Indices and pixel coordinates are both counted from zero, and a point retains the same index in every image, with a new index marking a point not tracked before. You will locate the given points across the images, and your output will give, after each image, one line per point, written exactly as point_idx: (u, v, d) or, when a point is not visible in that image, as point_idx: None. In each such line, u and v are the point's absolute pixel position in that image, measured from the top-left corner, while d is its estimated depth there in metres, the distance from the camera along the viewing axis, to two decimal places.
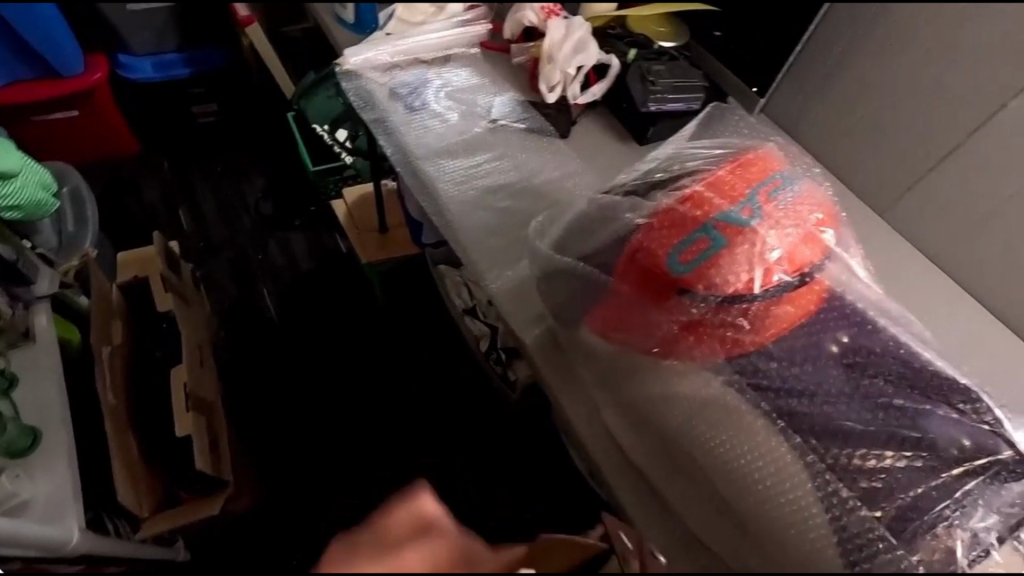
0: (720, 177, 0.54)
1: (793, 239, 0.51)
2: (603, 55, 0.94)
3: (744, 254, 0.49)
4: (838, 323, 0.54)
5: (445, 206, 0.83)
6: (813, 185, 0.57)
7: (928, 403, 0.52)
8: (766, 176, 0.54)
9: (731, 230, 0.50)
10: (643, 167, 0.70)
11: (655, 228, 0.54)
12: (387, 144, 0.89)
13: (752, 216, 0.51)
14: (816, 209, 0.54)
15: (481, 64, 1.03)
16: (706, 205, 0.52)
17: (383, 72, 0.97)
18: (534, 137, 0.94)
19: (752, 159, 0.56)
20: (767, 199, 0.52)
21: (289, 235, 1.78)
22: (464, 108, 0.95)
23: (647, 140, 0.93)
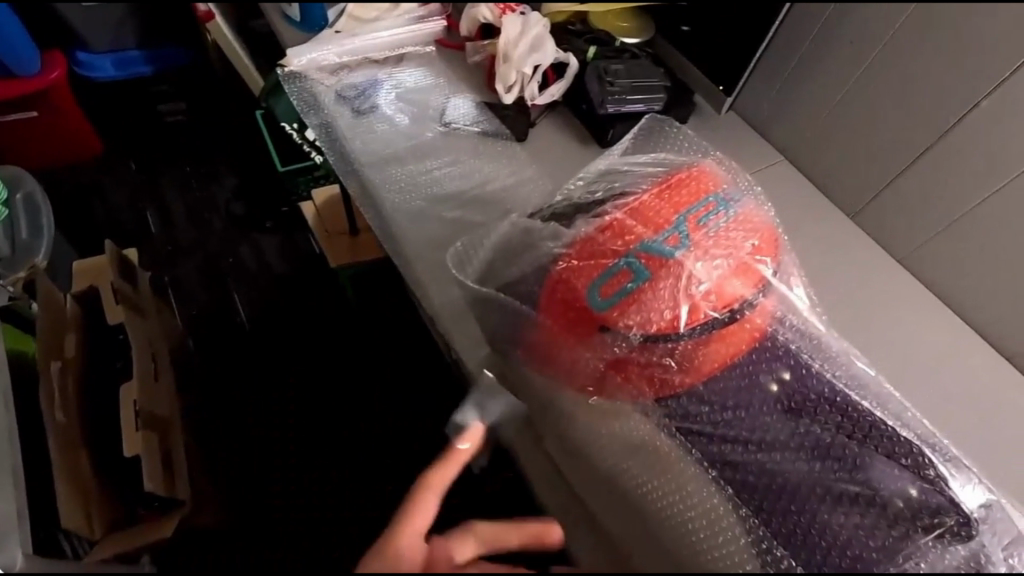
0: (645, 203, 0.54)
1: (722, 273, 0.50)
2: (561, 53, 0.89)
3: (665, 288, 0.50)
4: (772, 362, 0.52)
5: (389, 218, 0.79)
6: (756, 207, 0.56)
7: (868, 451, 0.49)
8: (699, 200, 0.53)
9: (654, 262, 0.50)
10: (583, 183, 0.66)
11: (576, 258, 0.54)
12: (330, 151, 0.85)
13: (679, 246, 0.51)
14: (753, 236, 0.53)
15: (436, 63, 0.98)
16: (628, 234, 0.52)
17: (330, 73, 0.92)
18: (489, 142, 0.89)
19: (683, 181, 0.55)
20: (696, 227, 0.51)
21: (260, 237, 1.69)
22: (415, 111, 0.90)
23: (607, 143, 0.87)
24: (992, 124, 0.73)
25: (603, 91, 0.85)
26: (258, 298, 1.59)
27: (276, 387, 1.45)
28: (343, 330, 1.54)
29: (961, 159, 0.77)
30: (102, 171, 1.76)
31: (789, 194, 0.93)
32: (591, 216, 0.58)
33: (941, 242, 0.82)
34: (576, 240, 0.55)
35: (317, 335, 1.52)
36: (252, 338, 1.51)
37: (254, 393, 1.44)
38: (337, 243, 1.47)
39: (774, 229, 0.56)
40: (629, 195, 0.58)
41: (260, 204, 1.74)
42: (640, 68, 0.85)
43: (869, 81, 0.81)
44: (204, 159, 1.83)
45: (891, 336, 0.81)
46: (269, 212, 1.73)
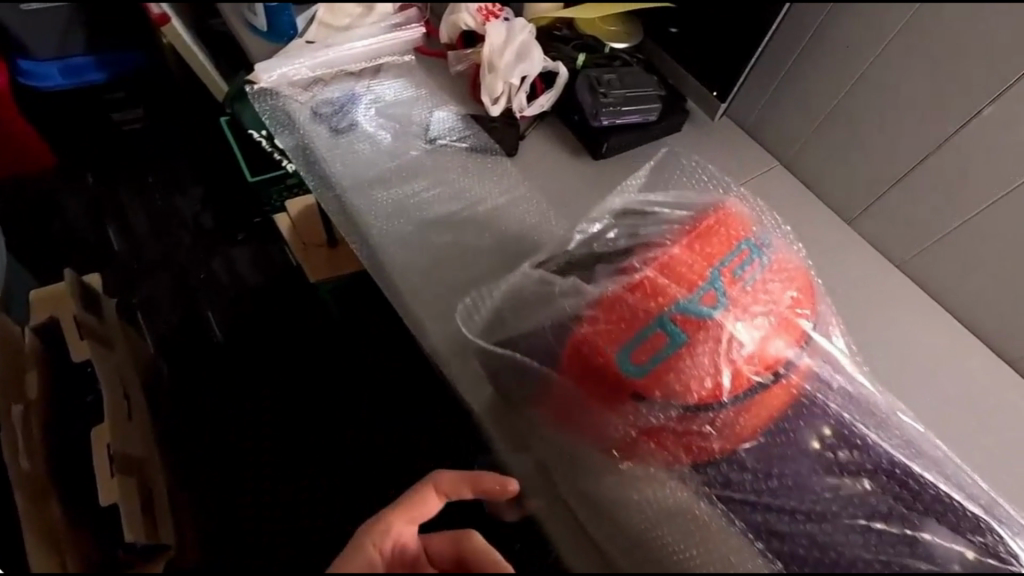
0: (675, 258, 0.53)
1: (761, 330, 0.51)
2: (549, 62, 0.84)
3: (704, 350, 0.49)
4: (815, 418, 0.52)
5: (377, 248, 0.74)
6: (790, 255, 0.58)
7: (919, 517, 0.50)
8: (733, 252, 0.54)
9: (691, 325, 0.50)
10: (599, 224, 0.63)
11: (603, 318, 0.52)
12: (309, 175, 0.79)
13: (714, 305, 0.51)
14: (790, 287, 0.54)
15: (417, 72, 0.92)
16: (661, 294, 0.51)
17: (303, 87, 0.85)
18: (478, 159, 0.85)
19: (714, 229, 0.55)
20: (732, 281, 0.52)
21: (233, 250, 1.59)
22: (398, 127, 0.85)
23: (601, 156, 0.84)
24: (992, 133, 0.71)
25: (596, 103, 0.82)
26: (232, 314, 1.49)
27: (253, 405, 1.36)
28: (323, 344, 1.46)
29: (961, 166, 0.75)
30: (58, 184, 1.64)
31: (786, 198, 0.91)
32: (615, 269, 0.56)
33: (941, 246, 0.82)
34: (602, 298, 0.53)
35: (297, 349, 1.44)
36: (228, 359, 1.42)
37: (231, 415, 1.35)
38: (314, 256, 1.37)
39: (808, 283, 0.57)
40: (654, 245, 0.56)
41: (230, 214, 1.64)
42: (632, 77, 0.82)
43: (868, 85, 0.79)
44: (166, 167, 1.71)
45: (896, 343, 0.80)
46: (240, 222, 1.63)
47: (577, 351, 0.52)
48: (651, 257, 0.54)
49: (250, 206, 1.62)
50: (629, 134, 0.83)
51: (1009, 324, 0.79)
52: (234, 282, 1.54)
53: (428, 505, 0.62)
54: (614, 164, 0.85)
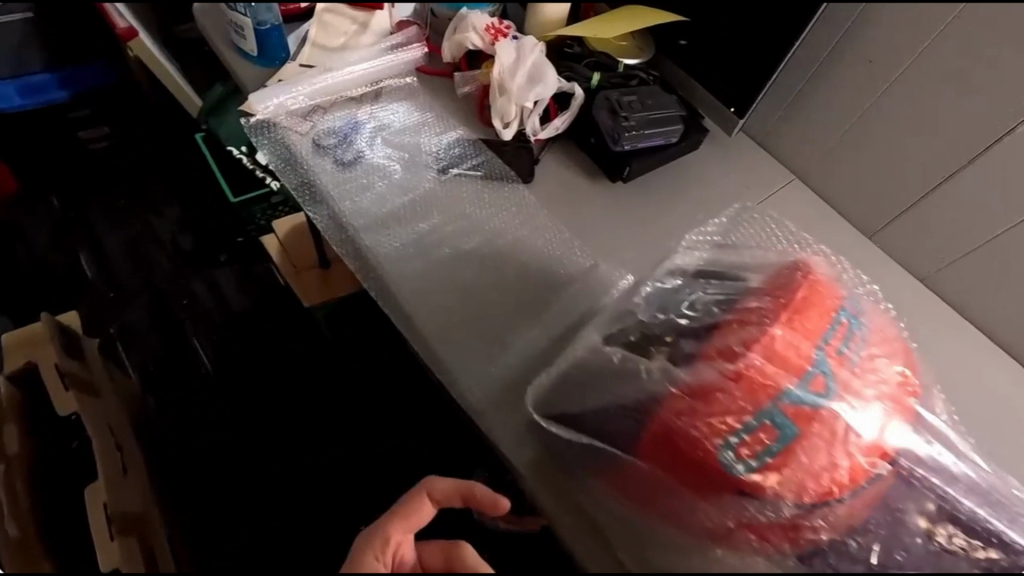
0: (777, 339, 0.50)
1: (869, 415, 0.48)
2: (564, 83, 0.81)
3: (818, 445, 0.46)
4: (919, 498, 0.50)
5: (396, 292, 0.69)
6: (887, 324, 0.55)
7: None
8: (836, 329, 0.51)
9: (803, 418, 0.47)
10: (674, 288, 0.59)
11: (703, 409, 0.48)
12: (317, 214, 0.74)
13: (824, 392, 0.48)
14: (895, 363, 0.52)
15: (420, 94, 0.87)
16: (769, 382, 0.48)
17: (303, 117, 0.80)
18: (492, 187, 0.80)
19: (812, 302, 0.52)
20: (837, 360, 0.49)
21: (216, 272, 1.45)
22: (407, 157, 0.80)
23: (624, 180, 0.82)
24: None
25: (617, 127, 0.78)
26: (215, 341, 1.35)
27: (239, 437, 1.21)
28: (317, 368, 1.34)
29: (991, 180, 0.74)
30: (16, 209, 1.48)
31: (807, 211, 0.88)
32: (704, 348, 0.52)
33: (965, 260, 0.81)
34: (697, 385, 0.49)
35: (289, 375, 1.31)
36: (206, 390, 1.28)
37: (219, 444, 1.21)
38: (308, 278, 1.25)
39: (906, 355, 0.54)
40: (747, 319, 0.52)
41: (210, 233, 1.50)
42: (653, 98, 0.80)
43: (897, 99, 0.78)
44: (133, 185, 1.55)
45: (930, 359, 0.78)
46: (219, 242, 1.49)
47: (659, 439, 0.49)
48: (747, 337, 0.50)
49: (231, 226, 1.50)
50: (650, 157, 0.81)
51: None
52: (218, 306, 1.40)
53: (421, 514, 0.59)
54: (636, 187, 0.83)
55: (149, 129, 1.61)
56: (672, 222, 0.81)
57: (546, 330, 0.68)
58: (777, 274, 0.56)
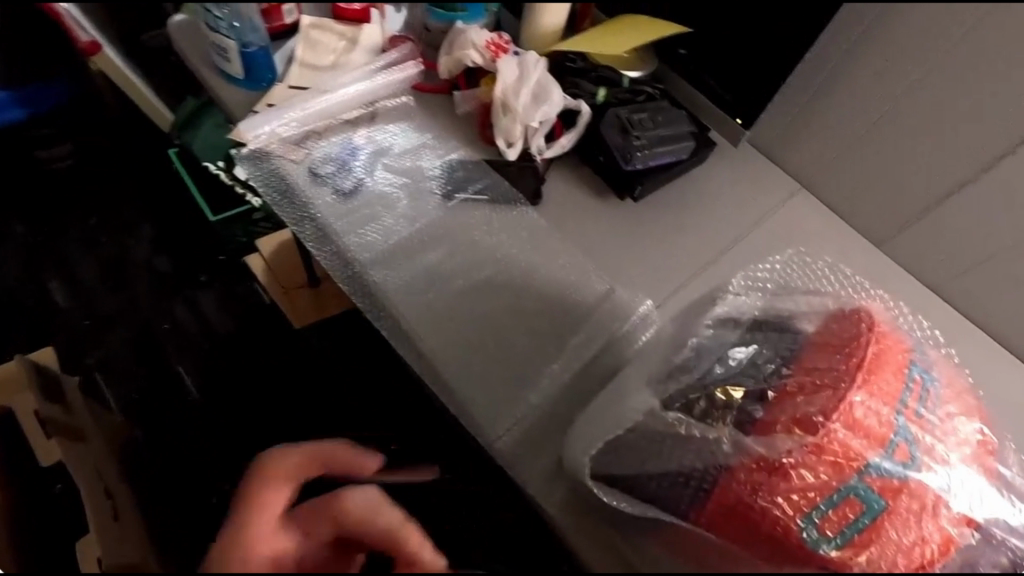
0: (857, 406, 0.47)
1: (951, 480, 0.47)
2: (570, 100, 0.78)
3: (905, 519, 0.45)
4: (992, 554, 0.49)
5: (412, 331, 0.66)
6: (952, 374, 0.54)
7: None
8: (910, 387, 0.49)
9: (888, 490, 0.45)
10: (731, 341, 0.56)
11: (783, 484, 0.46)
12: (320, 251, 0.70)
13: (908, 461, 0.46)
14: (967, 419, 0.51)
15: (418, 113, 0.84)
16: (852, 454, 0.46)
17: (298, 146, 0.76)
18: (500, 211, 0.77)
19: (889, 359, 0.50)
20: (918, 423, 0.48)
21: (197, 292, 1.30)
22: (410, 184, 0.77)
23: (634, 199, 0.80)
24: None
25: (628, 146, 0.77)
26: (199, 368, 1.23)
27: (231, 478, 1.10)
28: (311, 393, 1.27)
29: (1002, 190, 0.75)
30: None
31: (818, 220, 0.87)
32: (780, 414, 0.49)
33: (971, 267, 0.82)
34: (774, 458, 0.46)
35: (283, 400, 1.19)
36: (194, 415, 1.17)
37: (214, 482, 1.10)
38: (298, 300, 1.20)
39: (976, 409, 0.53)
40: (820, 380, 0.50)
41: (187, 252, 1.34)
42: (663, 114, 0.79)
43: (912, 109, 0.77)
44: (101, 203, 1.38)
45: None
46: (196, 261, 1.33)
47: (729, 510, 0.46)
48: (828, 403, 0.48)
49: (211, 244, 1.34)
50: (660, 175, 0.80)
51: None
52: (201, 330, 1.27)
53: (275, 492, 0.50)
54: (647, 205, 0.81)
55: (113, 139, 1.42)
56: (685, 240, 0.80)
57: (568, 363, 0.66)
58: (841, 324, 0.53)
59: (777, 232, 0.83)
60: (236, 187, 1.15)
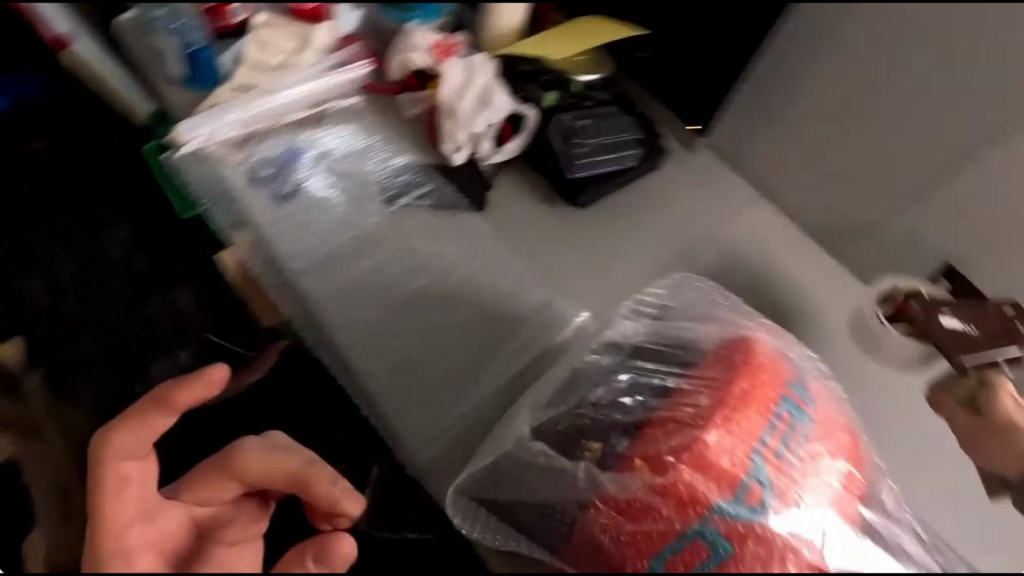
0: (710, 445, 0.48)
1: (801, 526, 0.46)
2: (516, 105, 0.76)
3: (755, 565, 0.44)
4: None
5: (340, 342, 0.66)
6: (830, 402, 0.53)
7: None
8: (771, 417, 0.49)
9: (735, 533, 0.45)
10: (610, 362, 0.56)
11: (625, 526, 0.47)
12: (252, 257, 0.70)
13: (758, 505, 0.46)
14: (835, 451, 0.50)
15: (365, 116, 0.82)
16: (698, 495, 0.46)
17: (236, 148, 0.75)
18: (442, 218, 0.76)
19: (757, 389, 0.50)
20: (775, 465, 0.47)
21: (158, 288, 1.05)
22: (351, 189, 0.76)
23: (578, 206, 0.79)
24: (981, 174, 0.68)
25: (569, 154, 0.76)
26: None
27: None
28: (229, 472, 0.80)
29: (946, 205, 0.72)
30: None
31: (779, 234, 0.83)
32: (638, 450, 0.49)
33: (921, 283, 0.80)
34: (622, 498, 0.48)
35: None
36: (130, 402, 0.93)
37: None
38: None
39: (846, 454, 0.50)
40: (680, 418, 0.50)
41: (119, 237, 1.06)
42: (608, 121, 0.77)
43: None
44: None
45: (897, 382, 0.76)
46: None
47: (590, 551, 0.48)
48: (682, 440, 0.48)
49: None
50: (607, 183, 0.78)
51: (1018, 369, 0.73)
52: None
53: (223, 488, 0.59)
54: (596, 213, 0.79)
55: None
56: (634, 248, 0.78)
57: (495, 376, 0.65)
58: (721, 355, 0.53)
59: (730, 243, 0.81)
60: None
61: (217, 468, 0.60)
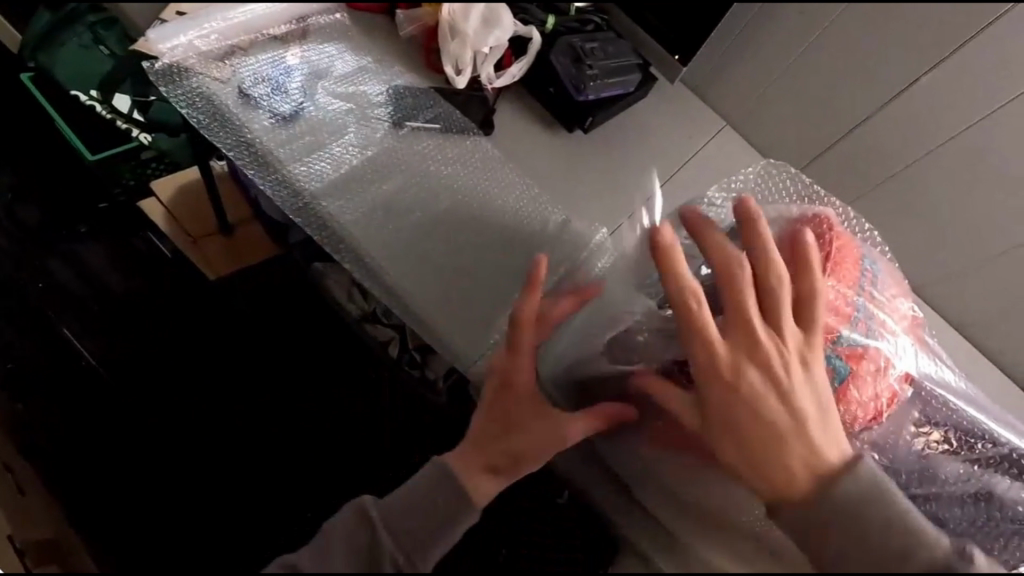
0: (830, 289, 0.53)
1: (899, 347, 0.54)
2: (522, 27, 0.76)
3: (866, 383, 0.51)
4: (912, 401, 0.55)
5: (370, 260, 0.66)
6: (886, 260, 0.61)
7: (1004, 452, 0.56)
8: (862, 266, 0.56)
9: (854, 357, 0.51)
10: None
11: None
12: (264, 180, 0.68)
13: (868, 332, 0.53)
14: (902, 294, 0.59)
15: (354, 33, 0.77)
16: (824, 329, 0.51)
17: (219, 62, 0.69)
18: (454, 141, 0.74)
19: (843, 247, 0.55)
20: (871, 302, 0.55)
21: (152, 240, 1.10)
22: (355, 110, 0.73)
23: (584, 130, 0.81)
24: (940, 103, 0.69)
25: (580, 75, 0.78)
26: (106, 340, 1.03)
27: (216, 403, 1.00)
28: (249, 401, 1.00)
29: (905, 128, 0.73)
30: None
31: None
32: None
33: None
34: None
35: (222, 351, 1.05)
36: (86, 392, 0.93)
37: None
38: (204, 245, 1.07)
39: (910, 294, 0.62)
40: None
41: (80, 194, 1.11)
42: (614, 45, 0.79)
43: None
44: None
45: None
46: (77, 212, 1.11)
47: None
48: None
49: (88, 189, 1.10)
50: (609, 109, 0.80)
51: (957, 267, 0.80)
52: (90, 288, 1.06)
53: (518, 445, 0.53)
54: (598, 137, 0.81)
55: None
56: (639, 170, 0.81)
57: None
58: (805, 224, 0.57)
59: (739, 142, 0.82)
60: (116, 121, 1.04)
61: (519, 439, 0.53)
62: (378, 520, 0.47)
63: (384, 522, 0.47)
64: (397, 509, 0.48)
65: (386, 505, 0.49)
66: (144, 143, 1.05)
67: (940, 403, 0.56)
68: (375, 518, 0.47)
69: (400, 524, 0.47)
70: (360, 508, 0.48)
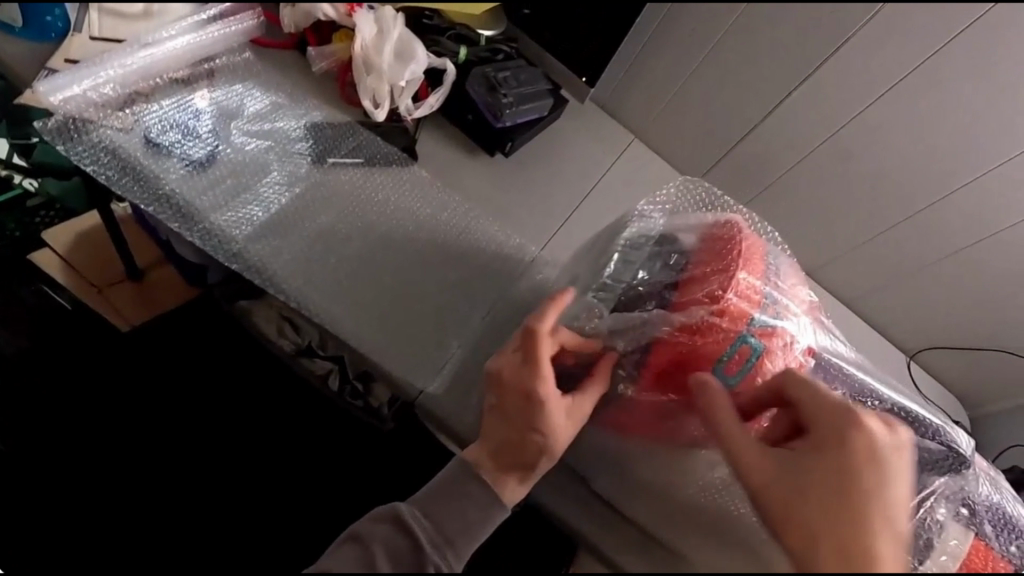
0: (742, 281, 0.58)
1: (802, 327, 0.61)
2: (436, 59, 0.78)
3: (776, 357, 0.57)
4: (816, 372, 0.63)
5: (309, 304, 0.67)
6: (787, 256, 0.68)
7: (894, 410, 0.64)
8: (765, 260, 0.62)
9: (763, 336, 0.57)
10: (647, 254, 0.63)
11: (699, 341, 0.56)
12: (186, 231, 0.66)
13: (775, 314, 0.59)
14: (802, 282, 0.66)
15: (261, 71, 0.76)
16: (739, 316, 0.56)
17: (121, 111, 0.66)
18: (377, 172, 0.76)
19: (747, 245, 0.60)
20: (777, 289, 0.61)
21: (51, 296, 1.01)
22: (275, 146, 0.73)
23: (505, 154, 0.83)
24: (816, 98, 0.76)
25: (497, 104, 0.80)
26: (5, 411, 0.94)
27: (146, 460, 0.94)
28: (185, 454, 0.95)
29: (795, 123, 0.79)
30: None
31: None
32: (690, 296, 0.58)
33: None
34: (690, 323, 0.57)
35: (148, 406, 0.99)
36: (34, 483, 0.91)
37: None
38: (112, 294, 0.98)
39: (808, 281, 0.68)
40: (715, 266, 0.59)
41: None
42: (525, 73, 0.82)
43: None
44: None
45: None
46: None
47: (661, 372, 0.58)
48: (724, 280, 0.58)
49: None
50: (529, 133, 0.84)
51: (835, 254, 0.93)
52: None
53: (549, 440, 0.54)
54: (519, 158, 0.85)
55: None
56: (563, 186, 0.85)
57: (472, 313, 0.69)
58: (723, 229, 0.62)
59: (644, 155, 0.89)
60: None
61: (548, 439, 0.54)
62: (424, 537, 0.52)
63: (428, 539, 0.52)
64: (436, 526, 0.53)
65: (424, 520, 0.53)
66: (30, 190, 1.00)
67: (832, 371, 0.63)
68: (423, 538, 0.52)
69: (443, 538, 0.53)
70: (401, 525, 0.52)
